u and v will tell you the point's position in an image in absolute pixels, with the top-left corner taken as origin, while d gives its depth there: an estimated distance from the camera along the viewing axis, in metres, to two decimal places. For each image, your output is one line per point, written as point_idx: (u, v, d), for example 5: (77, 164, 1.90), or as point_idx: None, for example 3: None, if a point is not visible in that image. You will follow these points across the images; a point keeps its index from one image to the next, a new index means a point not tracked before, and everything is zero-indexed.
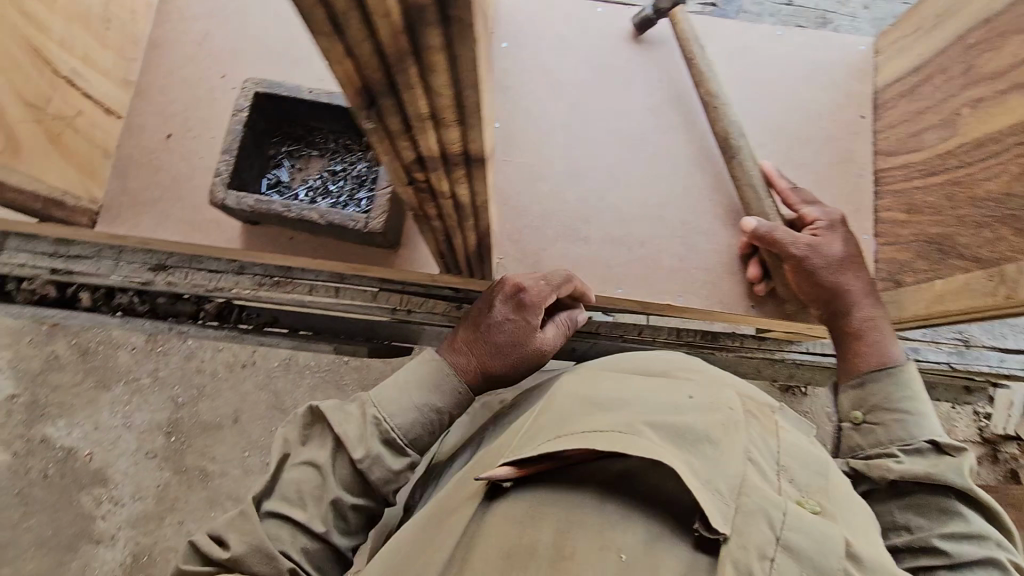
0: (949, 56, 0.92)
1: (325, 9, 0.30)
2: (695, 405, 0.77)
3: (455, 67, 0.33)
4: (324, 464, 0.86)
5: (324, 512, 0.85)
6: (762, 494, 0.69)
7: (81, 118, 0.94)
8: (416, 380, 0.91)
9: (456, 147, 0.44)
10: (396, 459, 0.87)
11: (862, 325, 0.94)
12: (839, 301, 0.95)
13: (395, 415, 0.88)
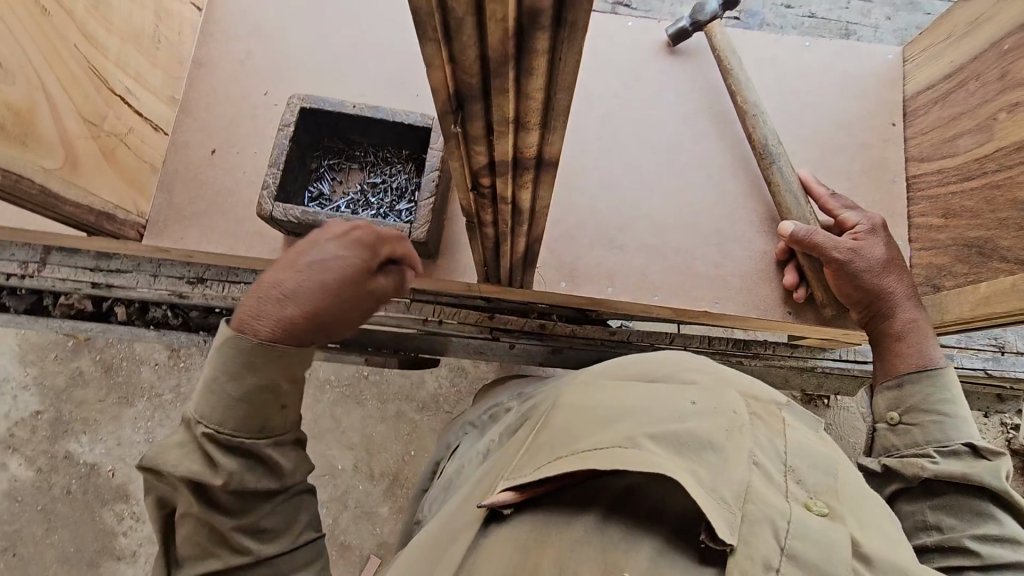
0: (983, 63, 0.95)
1: (440, 17, 0.31)
2: (698, 409, 0.66)
3: (553, 70, 0.35)
4: (201, 532, 0.72)
5: (242, 571, 0.73)
6: (771, 503, 0.59)
7: (131, 135, 0.97)
8: (226, 375, 0.69)
9: (531, 151, 0.46)
10: (248, 457, 0.70)
11: (905, 328, 0.94)
12: (882, 304, 0.95)
13: (225, 420, 0.69)
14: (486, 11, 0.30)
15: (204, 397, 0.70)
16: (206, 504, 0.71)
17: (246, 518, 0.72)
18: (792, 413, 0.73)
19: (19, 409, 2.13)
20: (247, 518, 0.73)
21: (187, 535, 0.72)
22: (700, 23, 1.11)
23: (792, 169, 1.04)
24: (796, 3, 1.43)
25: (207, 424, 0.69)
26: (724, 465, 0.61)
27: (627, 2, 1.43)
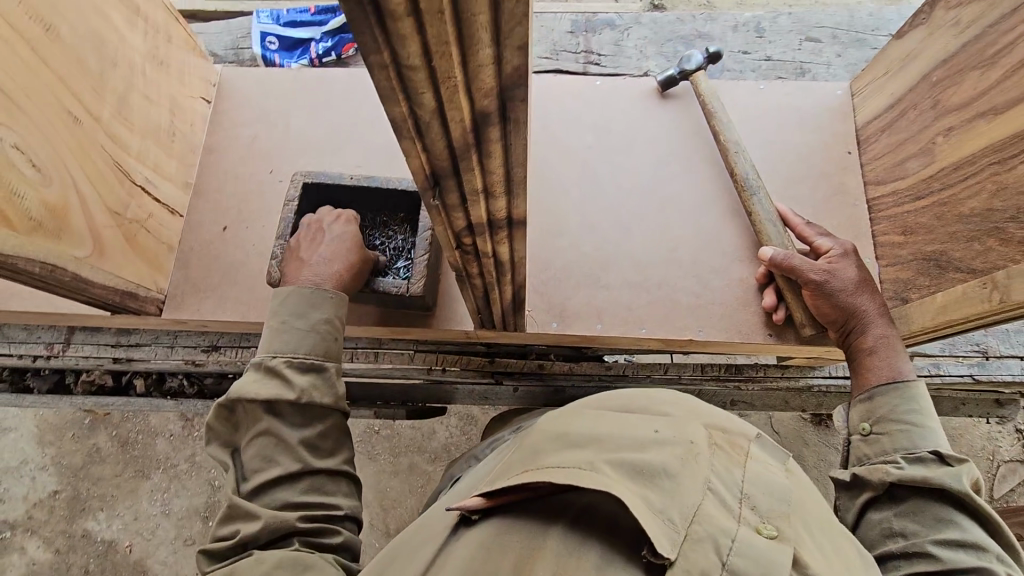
0: (918, 92, 1.02)
1: (408, 121, 0.39)
2: (660, 440, 0.79)
3: (505, 150, 0.43)
4: (269, 441, 0.94)
5: (298, 483, 0.93)
6: (715, 525, 0.70)
7: (151, 220, 1.07)
8: (294, 309, 0.99)
9: (501, 213, 0.54)
10: (313, 375, 0.98)
11: (876, 342, 1.00)
12: (855, 321, 1.00)
13: (297, 346, 0.98)
14: (447, 114, 0.38)
15: (276, 335, 0.98)
16: (275, 418, 0.95)
17: (307, 434, 0.96)
18: (760, 446, 0.85)
19: None
20: (307, 433, 0.96)
21: (256, 448, 0.94)
22: (687, 72, 1.24)
23: (769, 201, 1.12)
24: (753, 49, 1.54)
25: (285, 354, 0.97)
26: (678, 490, 0.73)
27: (596, 61, 1.54)
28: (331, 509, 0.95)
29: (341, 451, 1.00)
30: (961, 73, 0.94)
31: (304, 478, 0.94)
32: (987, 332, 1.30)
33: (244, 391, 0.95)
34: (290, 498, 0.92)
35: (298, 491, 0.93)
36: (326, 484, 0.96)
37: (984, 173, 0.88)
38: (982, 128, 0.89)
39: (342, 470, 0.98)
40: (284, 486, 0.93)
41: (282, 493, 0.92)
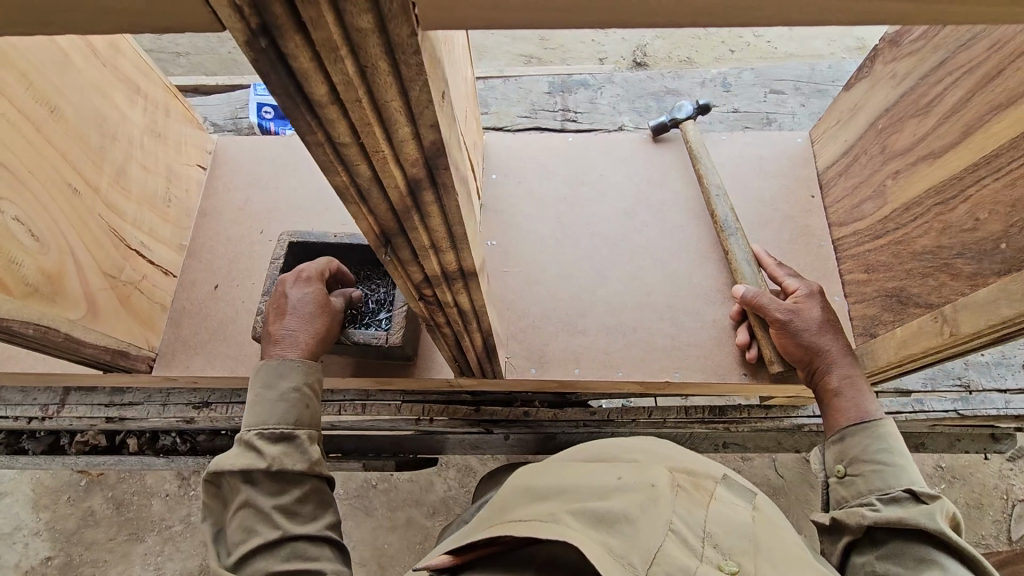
0: (868, 139, 1.07)
1: (349, 189, 0.44)
2: (623, 487, 0.91)
3: (444, 210, 0.47)
4: (250, 511, 0.96)
5: (280, 550, 0.95)
6: (674, 565, 0.80)
7: (145, 281, 1.12)
8: (263, 384, 1.01)
9: (453, 266, 0.59)
10: (286, 445, 1.00)
11: (841, 382, 1.01)
12: (820, 360, 1.02)
13: (267, 419, 1.00)
14: (384, 181, 0.42)
15: (250, 409, 1.00)
16: (252, 489, 0.98)
17: (283, 501, 0.98)
18: (728, 488, 0.97)
19: None
20: (284, 499, 0.98)
21: (238, 522, 0.96)
22: (677, 120, 1.32)
23: (745, 244, 1.17)
24: (721, 103, 1.62)
25: (256, 425, 0.99)
26: (638, 532, 0.83)
27: (574, 117, 1.63)
28: (315, 572, 0.94)
29: (320, 517, 1.01)
30: (901, 121, 0.99)
31: (284, 544, 0.95)
32: (967, 366, 1.31)
33: (220, 467, 0.98)
34: (272, 567, 0.93)
35: (280, 558, 0.94)
36: (308, 548, 0.96)
37: (930, 213, 0.91)
38: (924, 171, 0.93)
39: (321, 535, 0.99)
40: (265, 556, 0.94)
41: (265, 563, 0.93)
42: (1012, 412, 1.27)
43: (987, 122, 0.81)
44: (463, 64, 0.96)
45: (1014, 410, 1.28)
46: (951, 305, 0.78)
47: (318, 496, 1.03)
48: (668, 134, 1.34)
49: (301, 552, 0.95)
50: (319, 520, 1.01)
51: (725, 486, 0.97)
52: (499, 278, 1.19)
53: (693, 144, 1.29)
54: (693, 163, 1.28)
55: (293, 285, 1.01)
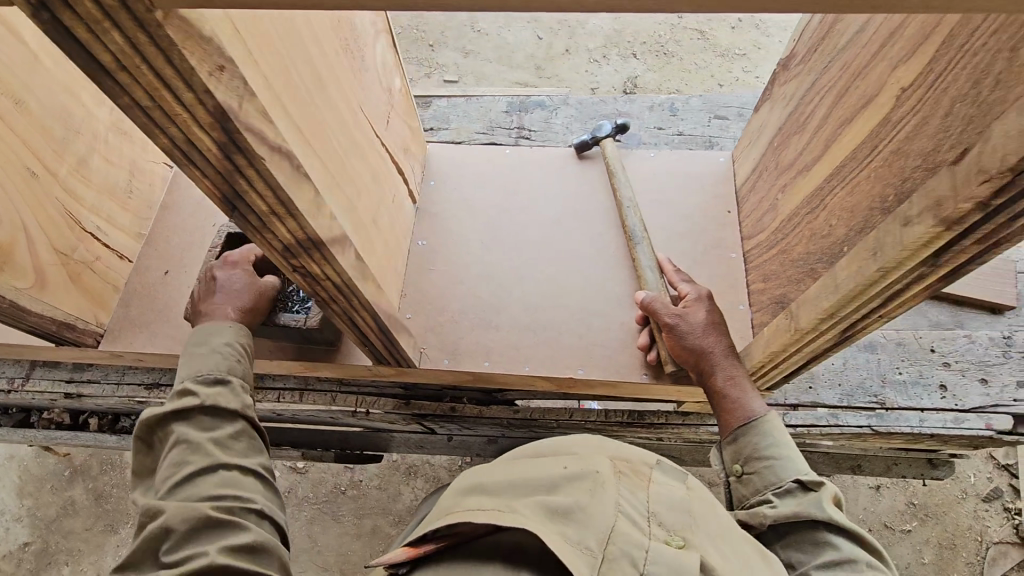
0: (768, 156, 1.14)
1: (173, 151, 0.53)
2: (569, 475, 0.88)
3: (264, 176, 0.56)
4: (182, 444, 0.97)
5: (211, 477, 0.94)
6: (631, 545, 0.80)
7: (98, 262, 1.22)
8: (196, 342, 1.07)
9: (300, 235, 0.67)
10: (218, 386, 1.03)
11: (724, 384, 1.05)
12: (704, 363, 1.06)
13: (200, 367, 1.04)
14: (198, 144, 0.51)
15: (182, 364, 1.05)
16: (185, 427, 0.99)
17: (216, 434, 0.99)
18: (662, 471, 0.97)
19: None
20: (216, 434, 0.99)
21: (171, 456, 0.96)
22: (598, 138, 1.42)
23: (651, 251, 1.24)
24: (667, 125, 1.70)
25: (190, 374, 1.03)
26: (591, 515, 0.82)
27: (528, 135, 1.74)
28: (245, 497, 0.94)
29: (253, 454, 1.02)
30: (787, 138, 1.05)
31: (214, 471, 0.95)
32: (884, 384, 1.34)
33: (152, 412, 1.00)
34: (202, 492, 0.92)
35: (210, 484, 0.93)
36: (239, 476, 0.96)
37: (802, 222, 0.96)
38: (801, 184, 0.98)
39: (253, 468, 0.99)
40: (193, 484, 0.93)
41: (194, 490, 0.92)
42: (925, 430, 1.30)
43: (838, 137, 0.86)
44: (382, 73, 1.06)
45: (927, 429, 1.30)
46: (795, 302, 0.83)
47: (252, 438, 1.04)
48: (591, 151, 1.43)
49: (232, 480, 0.95)
50: (252, 456, 1.01)
51: (659, 471, 0.97)
52: (424, 275, 1.26)
53: (611, 162, 1.37)
54: (610, 179, 1.36)
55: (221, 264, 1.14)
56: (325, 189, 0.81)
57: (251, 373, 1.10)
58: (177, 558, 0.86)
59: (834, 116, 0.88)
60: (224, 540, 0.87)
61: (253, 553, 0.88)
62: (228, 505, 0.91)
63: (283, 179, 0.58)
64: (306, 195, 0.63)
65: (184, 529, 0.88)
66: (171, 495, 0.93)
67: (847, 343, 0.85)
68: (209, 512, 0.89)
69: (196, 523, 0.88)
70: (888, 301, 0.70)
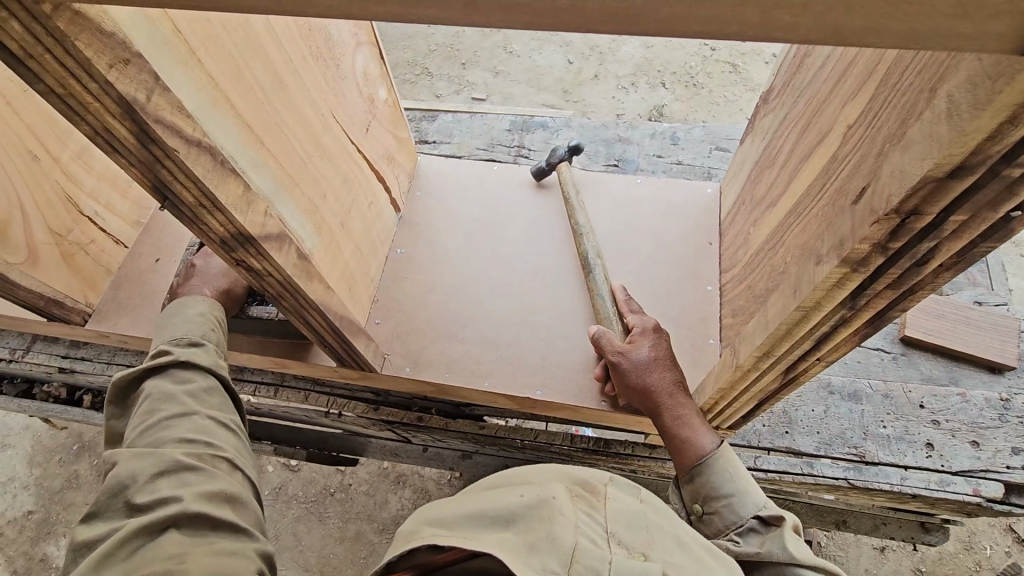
0: (747, 189, 1.11)
1: (96, 138, 0.56)
2: (524, 504, 0.81)
3: (183, 166, 0.59)
4: (156, 395, 0.95)
5: (185, 423, 0.91)
6: (594, 558, 0.75)
7: (93, 245, 1.28)
8: (171, 314, 1.07)
9: (230, 229, 0.69)
10: (195, 347, 1.02)
11: (671, 422, 1.01)
12: (650, 401, 1.02)
13: (176, 331, 1.03)
14: (115, 131, 0.54)
15: (157, 335, 1.05)
16: (160, 380, 0.98)
17: (191, 386, 0.97)
18: (617, 485, 0.90)
19: (14, 508, 2.49)
20: (190, 386, 0.97)
21: (144, 406, 0.95)
22: (553, 163, 1.39)
23: (607, 277, 1.22)
24: (666, 154, 1.71)
25: (165, 339, 1.03)
26: (553, 539, 0.76)
27: (527, 154, 1.75)
28: (218, 447, 0.91)
29: (227, 411, 1.00)
30: (763, 171, 1.03)
31: (188, 418, 0.92)
32: (866, 436, 1.27)
33: (126, 372, 0.99)
34: (173, 437, 0.89)
35: (184, 429, 0.90)
36: (212, 427, 0.93)
37: (765, 257, 0.94)
38: (768, 219, 0.96)
39: (226, 422, 0.97)
40: (167, 430, 0.90)
41: (166, 435, 0.89)
42: (907, 490, 1.22)
43: (798, 173, 0.85)
44: (360, 84, 1.11)
45: (908, 488, 1.22)
46: (739, 338, 0.81)
47: (224, 395, 1.02)
48: (549, 178, 1.41)
49: (205, 428, 0.92)
50: (225, 411, 0.99)
51: (614, 485, 0.90)
52: (397, 283, 1.28)
53: (568, 192, 1.35)
54: (566, 207, 1.35)
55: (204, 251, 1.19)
56: (276, 190, 0.84)
57: (224, 344, 1.09)
58: (147, 499, 0.81)
59: (797, 152, 0.87)
60: (196, 485, 0.83)
61: (225, 504, 0.84)
62: (199, 452, 0.88)
63: (203, 173, 0.61)
64: (232, 190, 0.66)
65: (158, 474, 0.84)
66: (143, 441, 0.91)
67: (792, 388, 0.81)
68: (181, 457, 0.85)
69: (171, 468, 0.84)
70: (819, 344, 0.66)
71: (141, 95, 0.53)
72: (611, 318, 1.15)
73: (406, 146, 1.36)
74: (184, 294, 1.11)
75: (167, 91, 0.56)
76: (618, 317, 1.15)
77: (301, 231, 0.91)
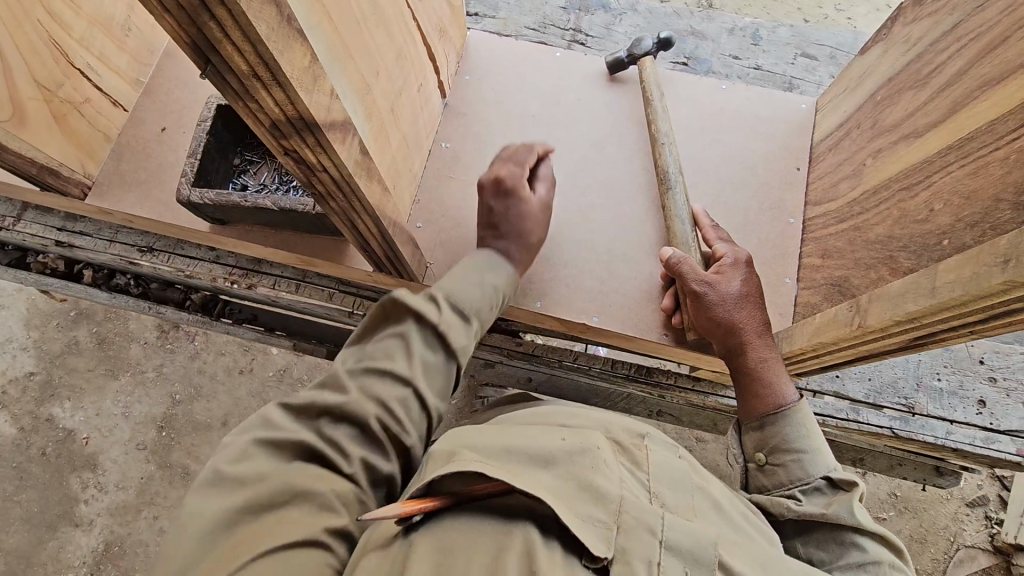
0: (865, 111, 0.95)
1: None
2: (568, 451, 0.73)
3: (242, 25, 0.43)
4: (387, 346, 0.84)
5: (333, 425, 0.77)
6: (644, 512, 0.68)
7: (87, 106, 1.09)
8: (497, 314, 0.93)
9: (286, 112, 0.54)
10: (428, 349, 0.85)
11: (755, 364, 0.95)
12: (736, 339, 0.95)
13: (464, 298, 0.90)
14: None
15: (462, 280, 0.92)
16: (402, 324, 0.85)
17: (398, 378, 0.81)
18: (654, 441, 0.86)
19: (14, 368, 2.34)
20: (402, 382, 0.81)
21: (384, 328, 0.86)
22: (635, 56, 1.21)
23: (687, 199, 1.08)
24: (745, 55, 1.49)
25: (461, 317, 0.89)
26: (600, 486, 0.69)
27: (583, 40, 1.51)
28: (379, 490, 0.78)
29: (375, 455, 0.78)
30: (899, 93, 0.86)
31: (361, 385, 0.80)
32: (918, 388, 1.23)
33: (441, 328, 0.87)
34: (347, 416, 0.77)
35: (331, 429, 0.76)
36: (381, 436, 0.78)
37: (893, 199, 0.81)
38: (902, 153, 0.81)
39: (418, 395, 0.82)
40: (269, 452, 0.73)
41: (289, 442, 0.74)
42: (951, 444, 1.19)
43: (973, 100, 0.69)
44: None
45: (952, 443, 1.20)
46: (866, 295, 0.70)
47: (427, 303, 0.87)
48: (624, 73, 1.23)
49: (371, 442, 0.78)
50: (426, 325, 0.86)
51: (652, 441, 0.85)
52: (443, 182, 1.13)
53: (649, 93, 1.17)
54: (647, 109, 1.17)
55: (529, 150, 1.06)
56: (329, 61, 0.67)
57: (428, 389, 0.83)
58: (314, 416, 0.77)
59: (972, 74, 0.70)
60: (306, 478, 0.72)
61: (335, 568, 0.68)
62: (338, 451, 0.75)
63: (267, 35, 0.45)
64: (297, 60, 0.50)
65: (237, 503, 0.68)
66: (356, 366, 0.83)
67: (909, 351, 0.73)
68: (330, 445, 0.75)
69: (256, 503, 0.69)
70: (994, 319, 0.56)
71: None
72: (686, 240, 1.04)
73: (457, 18, 1.14)
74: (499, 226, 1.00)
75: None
76: (700, 245, 1.04)
77: (353, 115, 0.75)
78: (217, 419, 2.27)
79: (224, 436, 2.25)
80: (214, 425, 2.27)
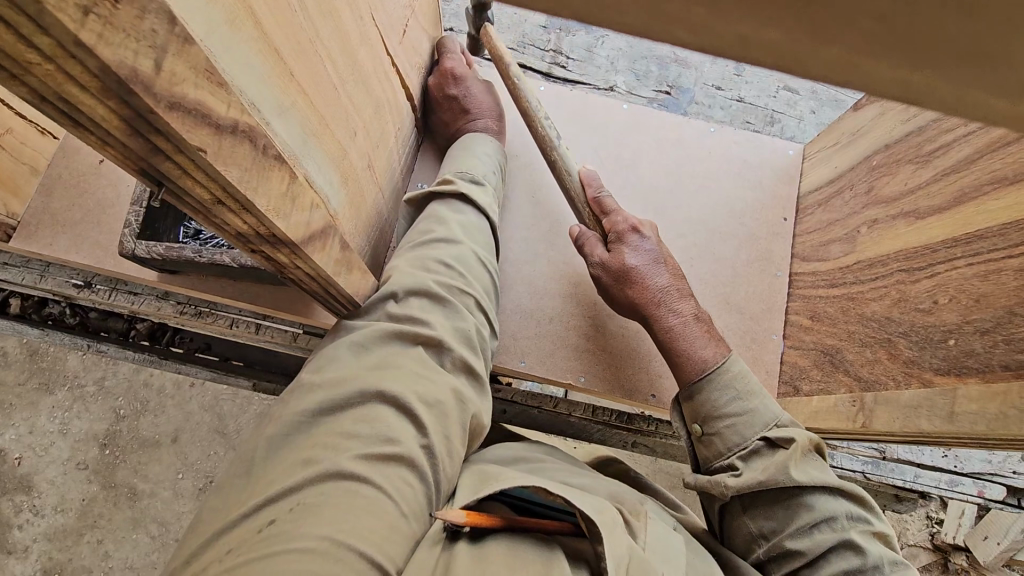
0: (858, 172, 0.93)
1: (58, 116, 0.32)
2: (587, 497, 0.75)
3: (204, 167, 0.37)
4: (433, 238, 0.92)
5: (400, 306, 0.85)
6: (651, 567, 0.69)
7: (10, 136, 0.95)
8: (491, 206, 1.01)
9: (254, 229, 0.46)
10: (453, 211, 0.97)
11: (666, 335, 0.91)
12: (642, 313, 0.93)
13: (471, 168, 1.01)
14: (93, 114, 0.31)
15: (460, 160, 1.02)
16: (441, 211, 0.96)
17: (445, 259, 0.90)
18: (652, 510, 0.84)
19: None
20: (450, 262, 0.90)
21: (419, 226, 0.95)
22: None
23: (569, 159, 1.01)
24: (728, 85, 1.46)
25: (468, 182, 0.99)
26: (618, 531, 0.71)
27: (563, 62, 1.43)
28: (465, 347, 0.85)
29: (433, 317, 0.84)
30: (897, 164, 0.84)
31: (414, 271, 0.88)
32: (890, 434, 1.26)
33: (471, 226, 0.97)
34: (409, 301, 0.84)
35: (399, 309, 0.84)
36: (446, 296, 0.86)
37: (892, 278, 0.78)
38: (900, 231, 0.79)
39: (473, 252, 0.94)
40: (351, 353, 0.79)
41: (370, 336, 0.81)
42: (920, 487, 1.22)
43: (983, 195, 0.67)
44: None
45: (921, 486, 1.23)
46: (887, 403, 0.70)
47: (450, 180, 0.98)
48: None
49: (442, 304, 0.85)
50: (451, 200, 0.98)
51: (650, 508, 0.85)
52: None
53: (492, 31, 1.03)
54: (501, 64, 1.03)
55: (466, 76, 1.09)
56: (303, 141, 0.58)
57: (468, 249, 0.93)
58: (387, 314, 0.84)
59: (981, 165, 0.69)
60: (377, 373, 0.76)
61: (408, 462, 0.70)
62: (405, 333, 0.81)
63: (238, 174, 0.39)
64: (274, 188, 0.43)
65: (315, 404, 0.73)
66: (406, 259, 0.91)
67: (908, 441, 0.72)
68: (395, 329, 0.81)
69: (333, 404, 0.73)
70: None
71: (146, 62, 0.29)
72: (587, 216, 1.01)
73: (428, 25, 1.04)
74: (461, 140, 1.07)
75: (190, 44, 0.32)
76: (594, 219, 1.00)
77: (327, 188, 0.66)
78: (167, 435, 1.93)
79: (175, 454, 1.92)
80: (164, 441, 1.93)
